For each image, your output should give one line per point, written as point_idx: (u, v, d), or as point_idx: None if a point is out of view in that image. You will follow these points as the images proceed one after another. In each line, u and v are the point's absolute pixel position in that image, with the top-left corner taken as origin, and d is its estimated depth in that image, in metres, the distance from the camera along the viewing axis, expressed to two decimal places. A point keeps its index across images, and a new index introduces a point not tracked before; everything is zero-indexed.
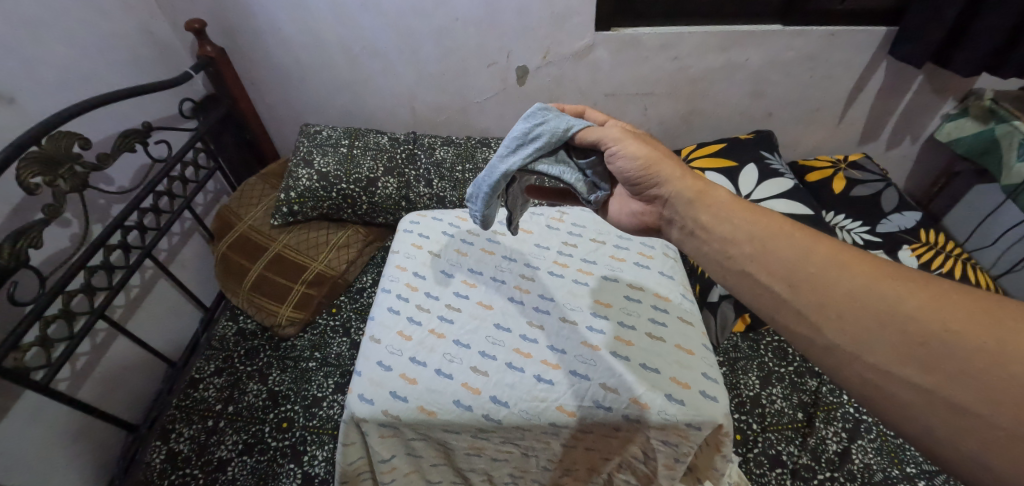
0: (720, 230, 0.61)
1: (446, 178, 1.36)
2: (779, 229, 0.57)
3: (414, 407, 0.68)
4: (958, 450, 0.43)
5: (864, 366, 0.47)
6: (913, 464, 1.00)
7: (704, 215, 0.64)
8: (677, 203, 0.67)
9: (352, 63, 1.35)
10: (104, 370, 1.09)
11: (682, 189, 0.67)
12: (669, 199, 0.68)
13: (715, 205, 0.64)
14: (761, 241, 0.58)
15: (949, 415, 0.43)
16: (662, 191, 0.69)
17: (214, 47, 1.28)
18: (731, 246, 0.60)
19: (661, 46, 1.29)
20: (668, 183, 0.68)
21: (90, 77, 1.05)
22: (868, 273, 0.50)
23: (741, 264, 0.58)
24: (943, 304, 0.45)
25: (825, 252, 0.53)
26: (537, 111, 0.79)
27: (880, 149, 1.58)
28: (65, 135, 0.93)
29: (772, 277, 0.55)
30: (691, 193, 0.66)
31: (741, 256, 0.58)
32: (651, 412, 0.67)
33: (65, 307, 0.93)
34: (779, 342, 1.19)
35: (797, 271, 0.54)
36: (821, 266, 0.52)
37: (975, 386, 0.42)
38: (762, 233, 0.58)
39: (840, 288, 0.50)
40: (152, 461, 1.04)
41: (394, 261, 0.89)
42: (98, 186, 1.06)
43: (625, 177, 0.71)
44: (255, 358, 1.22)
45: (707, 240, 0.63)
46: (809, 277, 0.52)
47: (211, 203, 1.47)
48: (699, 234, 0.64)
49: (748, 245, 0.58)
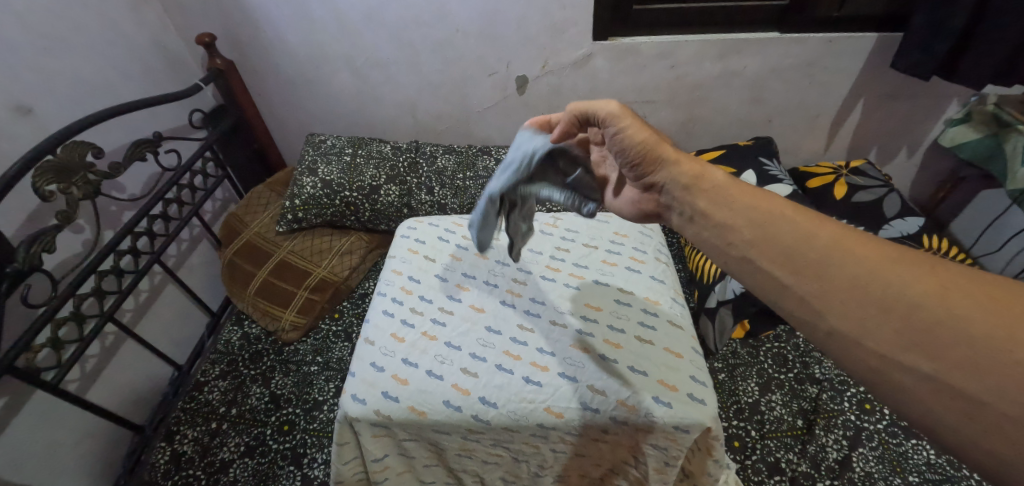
0: (719, 216, 0.60)
1: (447, 186, 1.39)
2: (781, 213, 0.56)
3: (404, 407, 0.69)
4: (963, 435, 0.42)
5: (865, 354, 0.47)
6: (916, 473, 0.98)
7: (701, 201, 0.62)
8: (675, 190, 0.65)
9: (357, 74, 1.38)
10: (112, 372, 1.12)
11: (680, 175, 0.65)
12: (667, 185, 0.66)
13: (713, 190, 0.62)
14: (762, 227, 0.56)
15: (956, 404, 0.42)
16: (660, 178, 0.67)
17: (223, 59, 1.32)
18: (731, 232, 0.58)
19: (657, 53, 1.30)
20: (667, 169, 0.66)
21: (104, 89, 1.10)
22: (872, 259, 0.48)
23: (743, 250, 0.57)
24: (951, 292, 0.44)
25: (827, 236, 0.52)
26: (523, 138, 0.86)
27: (885, 155, 1.57)
28: (78, 145, 0.97)
29: (773, 263, 0.54)
30: (688, 179, 0.64)
31: (741, 242, 0.57)
32: (638, 414, 0.67)
33: (77, 308, 0.96)
34: (780, 349, 1.18)
35: (799, 256, 0.52)
36: (824, 253, 0.51)
37: (983, 376, 0.41)
38: (762, 218, 0.57)
39: (844, 274, 0.49)
40: (157, 462, 1.07)
41: (391, 265, 0.90)
42: (110, 193, 1.10)
43: (624, 158, 0.70)
44: (259, 362, 1.24)
45: (707, 228, 0.61)
46: (811, 263, 0.51)
47: (219, 210, 1.51)
48: (699, 222, 0.62)
49: (748, 231, 0.57)
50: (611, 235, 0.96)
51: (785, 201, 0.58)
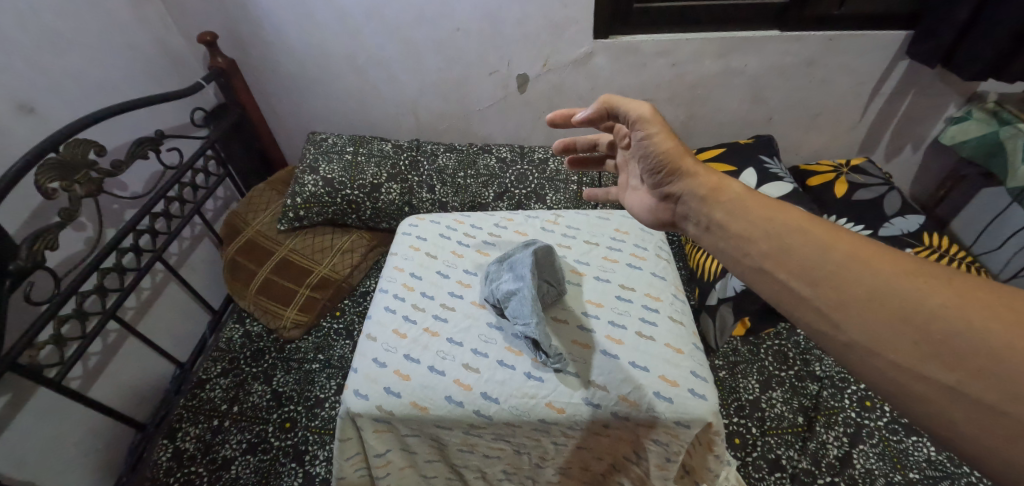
0: (736, 227, 0.61)
1: (448, 184, 1.39)
2: (797, 227, 0.57)
3: (406, 402, 0.69)
4: (979, 445, 0.42)
5: (881, 362, 0.47)
6: (916, 469, 0.98)
7: (716, 212, 0.64)
8: (691, 200, 0.67)
9: (358, 72, 1.39)
10: (115, 370, 1.12)
11: (695, 186, 0.67)
12: (683, 195, 0.69)
13: (728, 203, 0.64)
14: (779, 240, 0.57)
15: (976, 413, 0.42)
16: (678, 187, 0.69)
17: (225, 58, 1.32)
18: (748, 244, 0.59)
19: (658, 52, 1.30)
20: (684, 179, 0.68)
21: (107, 87, 1.10)
22: (889, 271, 0.49)
23: (760, 262, 0.57)
24: (969, 303, 0.45)
25: (843, 248, 0.53)
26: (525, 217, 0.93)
27: (886, 153, 1.57)
28: (80, 142, 0.97)
29: (790, 274, 0.54)
30: (705, 189, 0.66)
31: (758, 254, 0.58)
32: (639, 409, 0.68)
33: (79, 306, 0.96)
34: (780, 347, 1.18)
35: (816, 267, 0.53)
36: (841, 264, 0.52)
37: (1002, 386, 0.41)
38: (778, 231, 0.58)
39: (860, 285, 0.50)
40: (159, 459, 1.07)
41: (393, 262, 0.91)
42: (112, 191, 1.11)
43: (647, 165, 0.72)
44: (260, 360, 1.24)
45: (723, 238, 0.63)
46: (829, 275, 0.52)
47: (220, 208, 1.51)
48: (714, 231, 0.64)
49: (764, 243, 0.58)
50: (612, 232, 0.96)
51: (801, 212, 0.59)
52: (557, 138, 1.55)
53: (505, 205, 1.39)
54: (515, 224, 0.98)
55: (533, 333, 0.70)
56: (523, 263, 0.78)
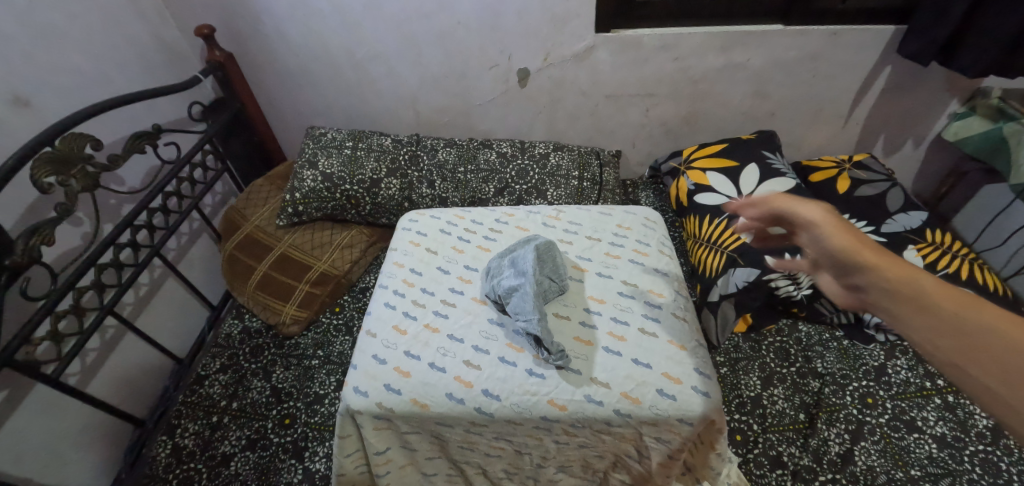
0: (917, 315, 0.49)
1: (448, 179, 1.38)
2: (904, 270, 0.51)
3: (406, 399, 0.69)
4: None
5: (995, 410, 0.44)
6: (918, 467, 0.98)
7: (914, 312, 0.49)
8: (882, 301, 0.52)
9: (357, 66, 1.37)
10: (114, 366, 1.12)
11: (879, 281, 0.52)
12: (871, 295, 0.53)
13: (922, 298, 0.49)
14: (892, 287, 0.51)
15: None
16: (864, 286, 0.53)
17: (222, 51, 1.31)
18: (863, 292, 0.54)
19: (660, 46, 1.29)
20: (868, 276, 0.53)
21: (103, 81, 1.09)
22: (1001, 318, 0.45)
23: (867, 297, 0.53)
24: None
25: (950, 293, 0.48)
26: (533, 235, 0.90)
27: (889, 148, 1.56)
28: (77, 137, 0.96)
29: (898, 313, 0.50)
30: (892, 285, 0.51)
31: (864, 292, 0.53)
32: (642, 406, 0.67)
33: (76, 302, 0.96)
34: (782, 343, 1.18)
35: (922, 303, 0.49)
36: (949, 308, 0.47)
37: None
38: (881, 268, 0.52)
39: (972, 331, 0.46)
40: (158, 455, 1.06)
41: (392, 258, 0.90)
42: (109, 186, 1.10)
43: (825, 265, 0.58)
44: (260, 356, 1.23)
45: (910, 329, 0.49)
46: (937, 316, 0.48)
47: (218, 204, 1.50)
48: (903, 327, 0.50)
49: (871, 283, 0.53)
50: (614, 227, 0.95)
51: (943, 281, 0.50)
52: (558, 133, 1.54)
53: (506, 200, 1.38)
54: (516, 219, 0.97)
55: (534, 329, 0.69)
56: (525, 259, 0.77)
